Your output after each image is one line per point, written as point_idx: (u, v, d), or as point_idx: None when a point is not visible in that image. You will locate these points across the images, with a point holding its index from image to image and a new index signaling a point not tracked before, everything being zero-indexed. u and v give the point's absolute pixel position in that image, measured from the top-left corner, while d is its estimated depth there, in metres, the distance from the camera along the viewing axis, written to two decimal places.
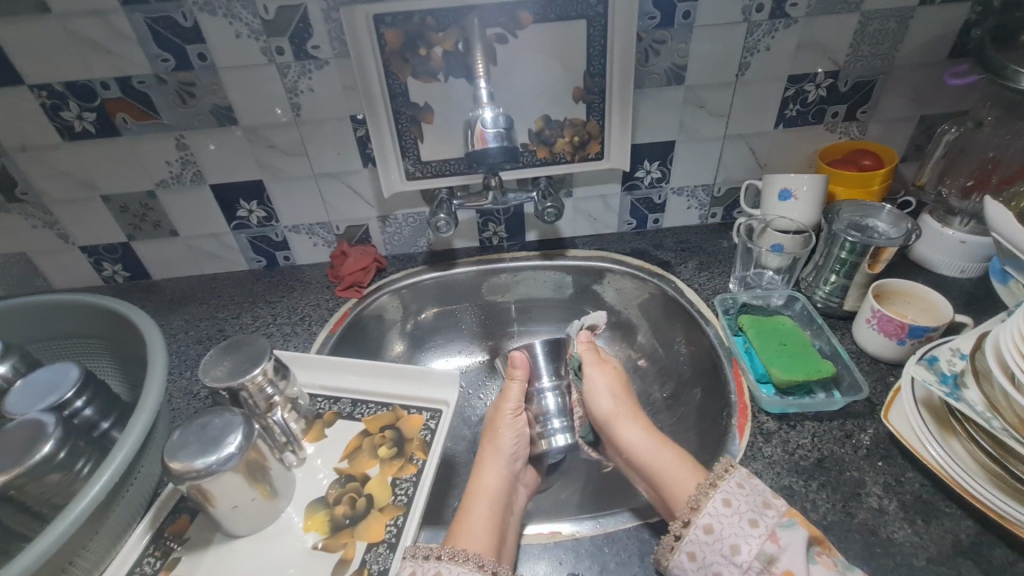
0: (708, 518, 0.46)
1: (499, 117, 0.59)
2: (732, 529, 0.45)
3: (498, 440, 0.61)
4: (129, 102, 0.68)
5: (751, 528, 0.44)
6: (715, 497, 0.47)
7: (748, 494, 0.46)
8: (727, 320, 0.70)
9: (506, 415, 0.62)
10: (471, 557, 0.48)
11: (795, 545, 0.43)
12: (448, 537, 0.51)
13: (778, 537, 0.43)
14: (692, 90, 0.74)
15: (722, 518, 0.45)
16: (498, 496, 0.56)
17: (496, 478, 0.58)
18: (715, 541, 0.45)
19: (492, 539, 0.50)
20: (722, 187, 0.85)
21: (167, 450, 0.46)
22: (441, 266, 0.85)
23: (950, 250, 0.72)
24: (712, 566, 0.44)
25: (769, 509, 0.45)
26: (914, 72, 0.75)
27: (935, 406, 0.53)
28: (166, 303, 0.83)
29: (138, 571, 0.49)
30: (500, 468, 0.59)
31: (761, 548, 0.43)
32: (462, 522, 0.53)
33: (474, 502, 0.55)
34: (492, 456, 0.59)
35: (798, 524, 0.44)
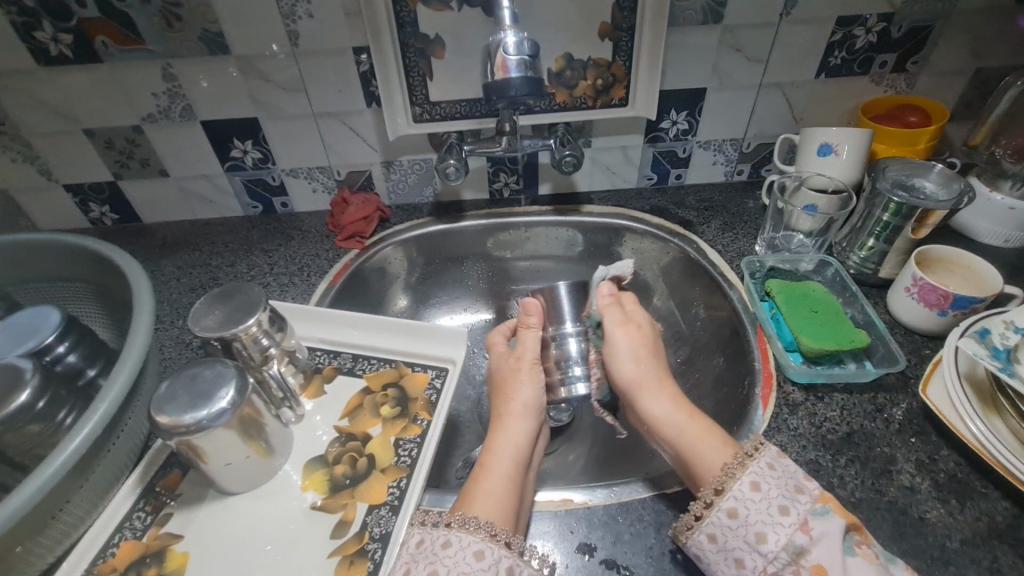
0: (713, 527, 0.42)
1: (523, 41, 0.53)
2: (760, 515, 0.41)
3: (517, 394, 0.56)
4: (109, 23, 0.61)
5: (781, 515, 0.40)
6: (743, 480, 0.43)
7: (778, 477, 0.42)
8: (753, 284, 0.66)
9: (524, 368, 0.58)
10: (484, 525, 0.43)
11: (830, 534, 0.39)
12: (461, 499, 0.47)
13: (811, 526, 0.40)
14: (730, 30, 0.67)
15: (750, 502, 0.42)
16: (520, 451, 0.52)
17: (521, 432, 0.53)
18: (738, 526, 0.41)
19: (509, 505, 0.45)
20: (752, 142, 0.79)
21: (154, 402, 0.43)
22: (449, 218, 0.80)
23: (997, 217, 0.66)
24: (734, 552, 0.41)
25: (802, 495, 0.41)
26: (977, 18, 0.67)
27: (979, 382, 0.49)
28: (158, 248, 0.79)
29: (128, 526, 0.47)
30: (522, 424, 0.54)
31: (790, 538, 0.40)
32: (474, 484, 0.48)
33: (492, 458, 0.50)
34: (514, 411, 0.55)
35: (833, 511, 0.40)
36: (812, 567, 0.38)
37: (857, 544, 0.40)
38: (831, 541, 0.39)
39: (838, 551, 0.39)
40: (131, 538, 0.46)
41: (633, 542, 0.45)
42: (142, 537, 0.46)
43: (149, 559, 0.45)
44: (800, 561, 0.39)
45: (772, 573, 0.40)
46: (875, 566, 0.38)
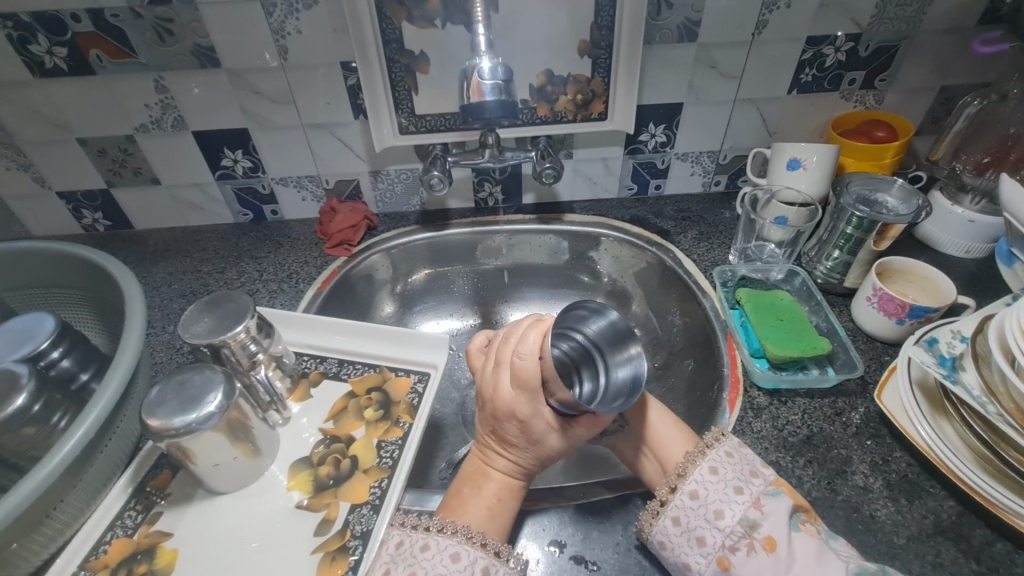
0: (676, 510, 0.44)
1: (498, 68, 0.56)
2: (718, 495, 0.44)
3: (523, 434, 0.48)
4: (103, 37, 0.63)
5: (736, 495, 0.43)
6: (703, 464, 0.46)
7: (735, 463, 0.46)
8: (725, 292, 0.69)
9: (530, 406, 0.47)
10: (461, 529, 0.44)
11: (779, 510, 0.42)
12: (444, 506, 0.47)
13: (762, 504, 0.43)
14: (704, 48, 0.69)
15: (709, 484, 0.45)
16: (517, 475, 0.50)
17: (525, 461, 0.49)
18: (700, 506, 0.44)
19: (496, 517, 0.46)
20: (728, 154, 0.82)
21: (145, 407, 0.45)
22: (435, 226, 0.83)
23: (957, 229, 0.70)
24: (696, 530, 0.43)
25: (756, 478, 0.44)
26: (940, 38, 0.70)
27: (929, 389, 0.52)
28: (149, 255, 0.81)
29: (119, 524, 0.49)
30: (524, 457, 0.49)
31: (745, 513, 0.42)
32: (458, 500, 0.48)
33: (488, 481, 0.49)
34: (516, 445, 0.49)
35: (784, 492, 0.43)
36: (764, 539, 0.41)
37: (804, 522, 0.42)
38: (780, 516, 0.42)
39: (786, 527, 0.41)
40: (122, 536, 0.48)
41: (602, 538, 0.48)
42: (132, 535, 0.48)
43: (139, 555, 0.47)
44: (752, 534, 0.42)
45: (729, 548, 0.42)
46: (816, 540, 0.41)
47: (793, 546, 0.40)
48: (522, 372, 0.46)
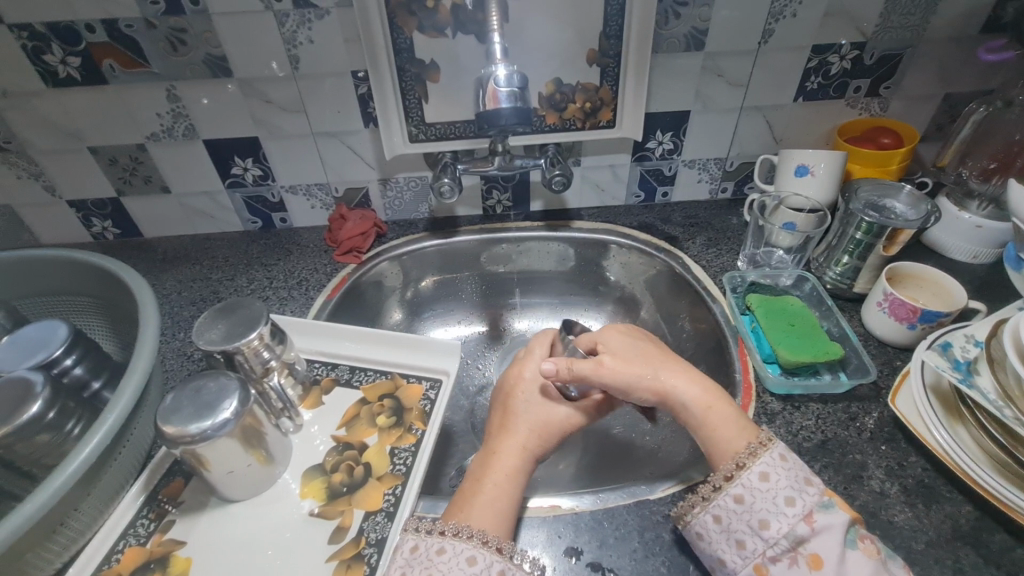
0: (717, 509, 0.44)
1: (512, 75, 0.56)
2: (766, 504, 0.43)
3: (523, 401, 0.54)
4: (117, 48, 0.64)
5: (787, 506, 0.42)
6: (755, 468, 0.44)
7: (789, 469, 0.44)
8: (734, 298, 0.69)
9: (529, 378, 0.56)
10: (477, 533, 0.43)
11: (833, 525, 0.41)
12: (456, 506, 0.46)
13: (815, 518, 0.41)
14: (711, 57, 0.70)
15: (757, 492, 0.43)
16: (524, 454, 0.50)
17: (530, 433, 0.52)
18: (747, 509, 0.43)
19: (504, 515, 0.46)
20: (734, 161, 0.82)
21: (160, 413, 0.45)
22: (443, 233, 0.83)
23: (965, 234, 0.70)
24: (736, 533, 0.43)
25: (811, 488, 0.43)
26: (944, 46, 0.71)
27: (944, 393, 0.52)
28: (159, 263, 0.81)
29: (131, 533, 0.48)
30: (525, 429, 0.52)
31: (792, 528, 0.41)
32: (470, 491, 0.47)
33: (495, 461, 0.50)
34: (519, 416, 0.53)
35: (838, 506, 0.42)
36: (809, 555, 0.40)
37: (862, 539, 0.41)
38: (833, 535, 0.41)
39: (840, 545, 0.40)
40: (135, 545, 0.48)
41: (618, 545, 0.48)
42: (145, 544, 0.48)
43: (153, 564, 0.46)
44: (797, 548, 0.41)
45: (769, 557, 0.41)
46: (874, 559, 0.40)
47: (843, 565, 0.40)
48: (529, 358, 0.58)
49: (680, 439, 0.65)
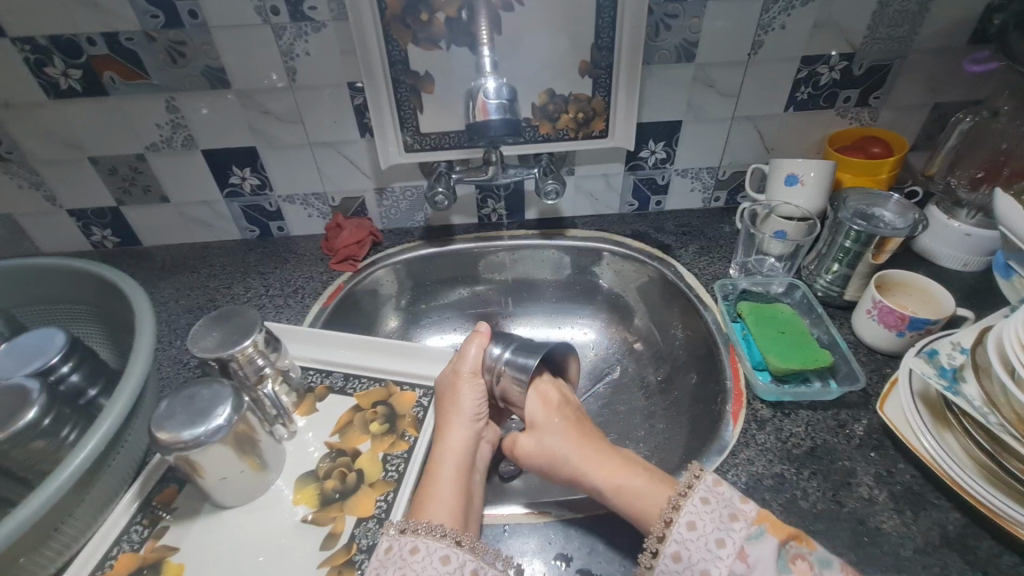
0: (674, 546, 0.44)
1: (503, 87, 0.57)
2: (701, 553, 0.43)
3: (460, 402, 0.57)
4: (117, 60, 0.65)
5: (719, 548, 0.43)
6: (681, 520, 0.45)
7: (713, 510, 0.45)
8: (726, 305, 0.70)
9: (466, 378, 0.58)
10: (438, 530, 0.46)
11: (763, 552, 0.42)
12: (411, 511, 0.49)
13: (748, 554, 0.42)
14: (701, 68, 0.71)
15: (690, 543, 0.44)
16: (462, 454, 0.54)
17: (463, 437, 0.55)
18: (699, 537, 0.44)
19: (459, 507, 0.49)
20: (727, 170, 0.83)
21: (154, 420, 0.46)
22: (438, 242, 0.84)
23: (955, 243, 0.70)
24: (699, 565, 0.43)
25: (736, 522, 0.44)
26: (931, 57, 0.72)
27: (931, 400, 0.53)
28: (157, 271, 0.82)
29: (125, 538, 0.49)
30: (465, 428, 0.56)
31: (731, 570, 0.42)
32: (423, 492, 0.51)
33: (439, 463, 0.53)
34: (457, 416, 0.56)
35: (767, 531, 0.43)
36: None
37: (795, 560, 0.42)
38: (765, 565, 0.41)
39: (775, 572, 0.41)
40: (129, 550, 0.48)
41: (608, 552, 0.48)
42: (140, 548, 0.48)
43: (144, 571, 0.47)
44: None
45: None
46: None
47: None
48: (466, 355, 0.59)
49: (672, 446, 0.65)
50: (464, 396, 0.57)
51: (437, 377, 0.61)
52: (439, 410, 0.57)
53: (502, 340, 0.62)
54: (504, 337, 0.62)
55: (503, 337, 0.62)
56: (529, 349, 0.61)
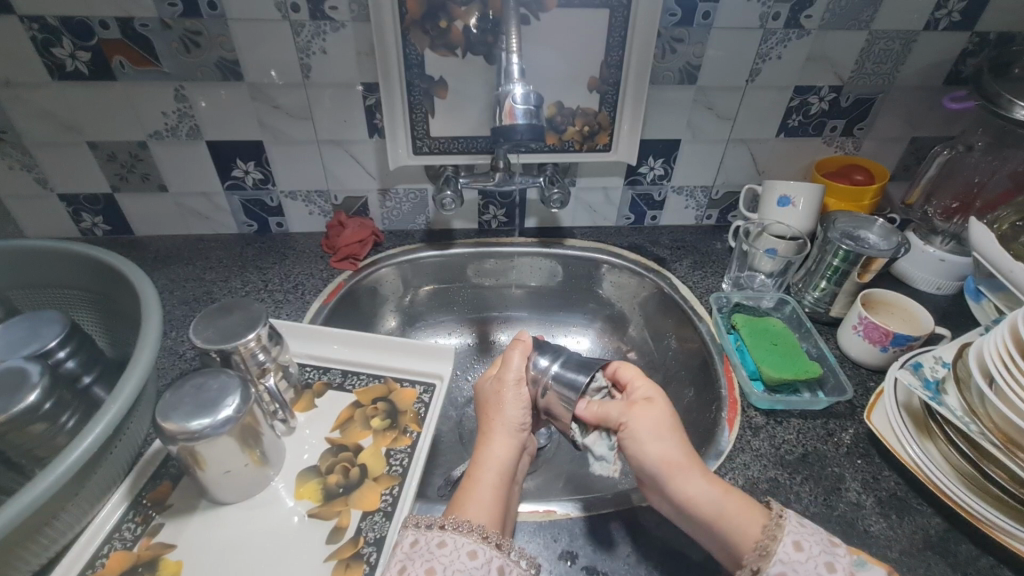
0: (781, 567, 0.42)
1: (529, 93, 0.60)
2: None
3: (503, 411, 0.55)
4: (129, 45, 0.65)
5: (830, 573, 0.41)
6: (786, 540, 0.43)
7: (813, 534, 0.43)
8: (720, 317, 0.73)
9: (510, 386, 0.56)
10: (475, 528, 0.45)
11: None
12: (453, 505, 0.48)
13: None
14: (702, 91, 0.75)
15: (798, 563, 0.42)
16: (505, 464, 0.52)
17: (507, 447, 0.53)
18: None
19: (498, 512, 0.48)
20: (719, 190, 0.87)
21: (159, 409, 0.44)
22: (439, 245, 0.84)
23: (930, 267, 0.75)
24: None
25: (837, 573, 0.41)
26: (911, 95, 0.78)
27: (914, 410, 0.56)
28: (150, 261, 0.80)
29: (117, 537, 0.47)
30: (510, 439, 0.54)
31: None
32: (465, 491, 0.49)
33: (480, 470, 0.51)
34: (500, 428, 0.54)
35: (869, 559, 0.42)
36: None
37: None
38: None
39: None
40: (121, 549, 0.46)
41: (613, 550, 0.49)
42: (132, 548, 0.46)
43: (140, 568, 0.45)
44: None
45: None
46: None
47: None
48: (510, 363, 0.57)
49: None
50: (513, 404, 0.55)
51: (480, 386, 0.59)
52: (482, 419, 0.56)
53: (550, 353, 0.57)
54: (553, 351, 0.57)
55: (549, 347, 0.58)
56: (578, 366, 0.55)
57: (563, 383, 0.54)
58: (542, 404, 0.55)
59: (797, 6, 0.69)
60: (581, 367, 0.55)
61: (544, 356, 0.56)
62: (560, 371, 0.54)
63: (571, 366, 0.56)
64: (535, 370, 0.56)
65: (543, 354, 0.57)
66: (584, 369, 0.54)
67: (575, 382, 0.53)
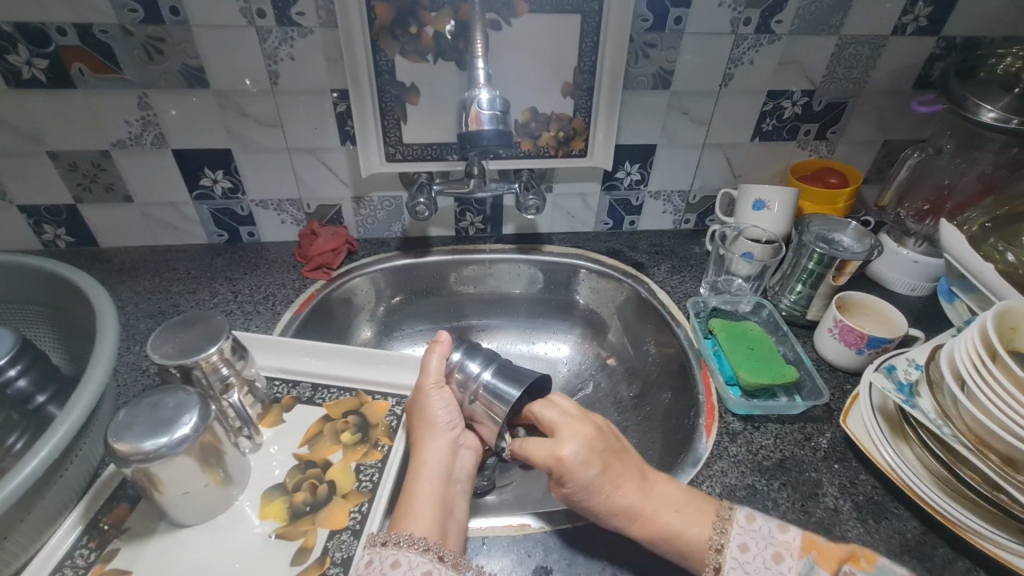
0: (735, 557, 0.44)
1: (495, 99, 0.60)
2: (761, 571, 0.43)
3: (427, 413, 0.56)
4: (88, 52, 0.63)
5: None
6: (732, 545, 0.45)
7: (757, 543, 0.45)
8: (697, 322, 0.72)
9: (431, 387, 0.57)
10: (432, 547, 0.45)
11: None
12: (394, 521, 0.48)
13: None
14: (676, 96, 0.75)
15: (746, 563, 0.44)
16: (437, 469, 0.52)
17: (437, 452, 0.53)
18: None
19: (441, 522, 0.48)
20: (696, 194, 0.87)
21: (112, 429, 0.43)
22: (415, 253, 0.83)
23: (904, 268, 0.76)
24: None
25: (782, 564, 0.43)
26: (881, 99, 0.79)
27: (889, 414, 0.56)
28: (116, 273, 0.78)
29: (69, 564, 0.45)
30: (437, 441, 0.54)
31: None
32: (405, 504, 0.50)
33: (415, 481, 0.51)
34: (430, 432, 0.55)
35: (815, 566, 0.42)
36: None
37: None
38: None
39: None
40: None
41: (589, 561, 0.48)
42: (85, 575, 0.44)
43: None
44: None
45: None
46: None
47: None
48: (428, 365, 0.58)
49: (646, 460, 0.66)
50: (437, 404, 0.56)
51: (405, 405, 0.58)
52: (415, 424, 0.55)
53: (480, 358, 0.60)
54: (483, 355, 0.60)
55: (477, 351, 0.60)
56: (509, 375, 0.58)
57: (494, 391, 0.57)
58: (468, 407, 0.58)
59: (767, 12, 0.69)
60: (511, 378, 0.58)
61: (473, 360, 0.59)
62: (492, 381, 0.57)
63: (503, 375, 0.58)
64: (462, 371, 0.58)
65: (474, 358, 0.60)
66: (514, 380, 0.58)
67: (506, 392, 0.56)
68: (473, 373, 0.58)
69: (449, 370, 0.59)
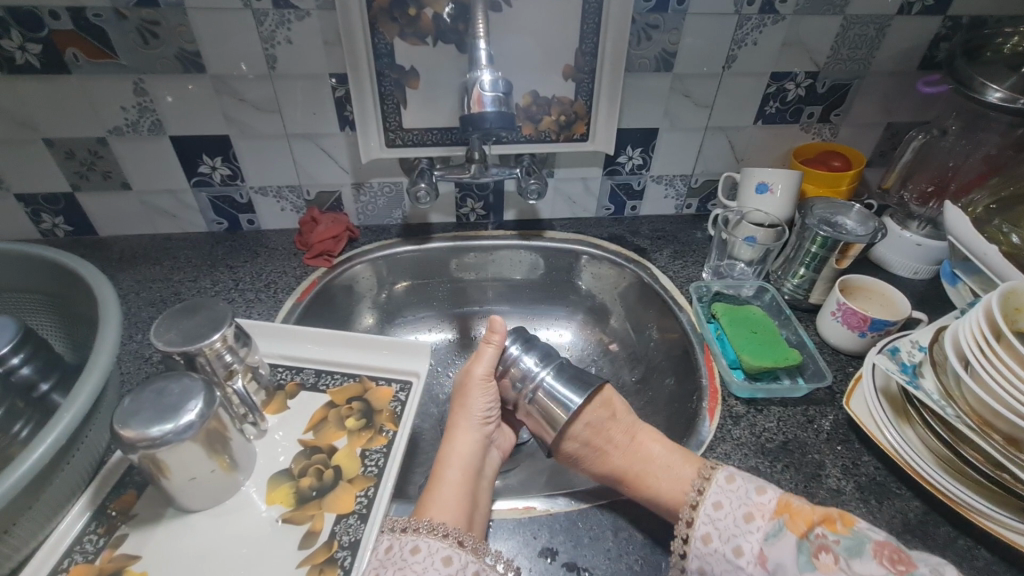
0: (705, 527, 0.46)
1: (498, 81, 0.59)
2: (732, 529, 0.45)
3: (468, 405, 0.57)
4: (82, 37, 0.62)
5: (737, 557, 0.44)
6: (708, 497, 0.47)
7: (726, 514, 0.46)
8: (701, 306, 0.72)
9: (478, 381, 0.58)
10: (451, 531, 0.46)
11: (782, 552, 0.43)
12: (419, 507, 0.49)
13: (766, 557, 0.44)
14: (679, 78, 0.74)
15: (729, 494, 0.47)
16: (469, 460, 0.54)
17: (470, 441, 0.55)
18: (715, 550, 0.45)
19: (465, 504, 0.49)
20: (699, 178, 0.86)
21: (117, 416, 0.43)
22: (416, 239, 0.83)
23: (907, 252, 0.75)
24: (732, 540, 0.45)
25: (752, 523, 0.45)
26: (885, 80, 0.78)
27: (892, 395, 0.56)
28: (115, 262, 0.77)
29: (78, 549, 0.45)
30: (471, 433, 0.56)
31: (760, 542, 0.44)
32: (430, 492, 0.51)
33: (446, 467, 0.53)
34: (465, 423, 0.56)
35: (785, 526, 0.44)
36: None
37: (819, 554, 0.42)
38: (787, 565, 0.42)
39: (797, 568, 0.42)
40: (82, 562, 0.45)
41: (593, 544, 0.48)
42: (94, 560, 0.45)
43: None
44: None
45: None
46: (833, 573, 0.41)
47: None
48: (481, 358, 0.59)
49: None
50: (482, 395, 0.58)
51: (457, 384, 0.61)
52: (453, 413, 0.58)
53: (541, 354, 0.59)
54: (542, 351, 0.60)
55: (534, 346, 0.60)
56: (569, 377, 0.58)
57: (550, 393, 0.57)
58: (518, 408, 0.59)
59: None
60: (571, 381, 0.57)
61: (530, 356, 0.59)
62: (551, 382, 0.57)
63: (562, 375, 0.58)
64: (519, 368, 0.59)
65: (531, 353, 0.60)
66: (574, 383, 0.57)
67: (563, 397, 0.56)
68: (532, 371, 0.58)
69: (507, 367, 0.59)
